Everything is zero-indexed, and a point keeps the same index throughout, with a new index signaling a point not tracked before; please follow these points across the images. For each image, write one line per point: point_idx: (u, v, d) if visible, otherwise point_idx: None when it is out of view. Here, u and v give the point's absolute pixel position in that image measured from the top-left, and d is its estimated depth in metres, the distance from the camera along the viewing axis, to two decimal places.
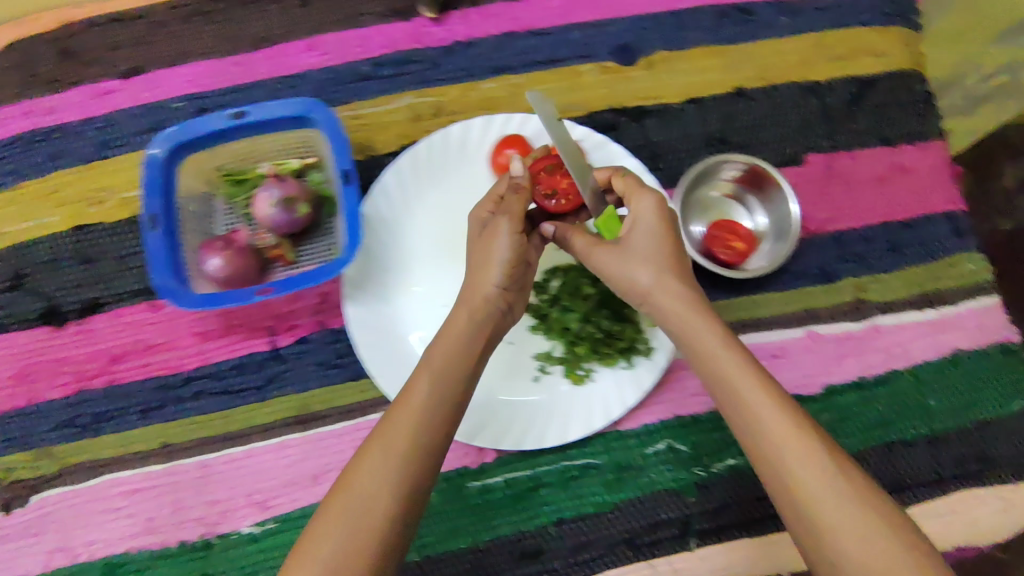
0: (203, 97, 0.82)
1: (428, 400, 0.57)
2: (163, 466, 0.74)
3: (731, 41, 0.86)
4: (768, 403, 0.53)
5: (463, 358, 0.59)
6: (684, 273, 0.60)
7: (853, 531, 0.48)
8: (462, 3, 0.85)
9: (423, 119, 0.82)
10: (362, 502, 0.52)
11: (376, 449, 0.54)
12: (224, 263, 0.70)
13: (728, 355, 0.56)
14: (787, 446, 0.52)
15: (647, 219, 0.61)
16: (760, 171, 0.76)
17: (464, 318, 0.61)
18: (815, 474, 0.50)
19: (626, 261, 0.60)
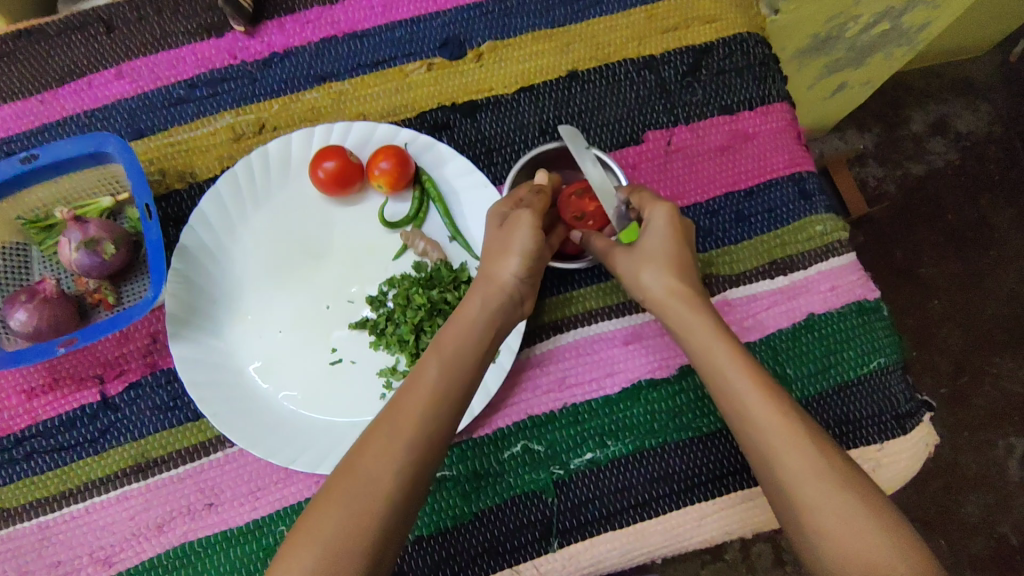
0: (9, 141, 0.79)
1: (438, 388, 0.59)
2: (3, 532, 0.68)
3: (560, 23, 0.84)
4: (751, 383, 0.60)
5: (468, 349, 0.62)
6: (687, 273, 0.67)
7: (820, 493, 0.55)
8: (276, 12, 0.82)
9: (245, 138, 0.78)
10: (367, 485, 0.54)
11: (382, 436, 0.57)
12: (31, 316, 0.66)
13: (724, 344, 0.63)
14: (765, 419, 0.59)
15: (659, 227, 0.67)
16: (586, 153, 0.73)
17: (475, 309, 0.64)
18: (791, 446, 0.57)
19: (634, 263, 0.67)
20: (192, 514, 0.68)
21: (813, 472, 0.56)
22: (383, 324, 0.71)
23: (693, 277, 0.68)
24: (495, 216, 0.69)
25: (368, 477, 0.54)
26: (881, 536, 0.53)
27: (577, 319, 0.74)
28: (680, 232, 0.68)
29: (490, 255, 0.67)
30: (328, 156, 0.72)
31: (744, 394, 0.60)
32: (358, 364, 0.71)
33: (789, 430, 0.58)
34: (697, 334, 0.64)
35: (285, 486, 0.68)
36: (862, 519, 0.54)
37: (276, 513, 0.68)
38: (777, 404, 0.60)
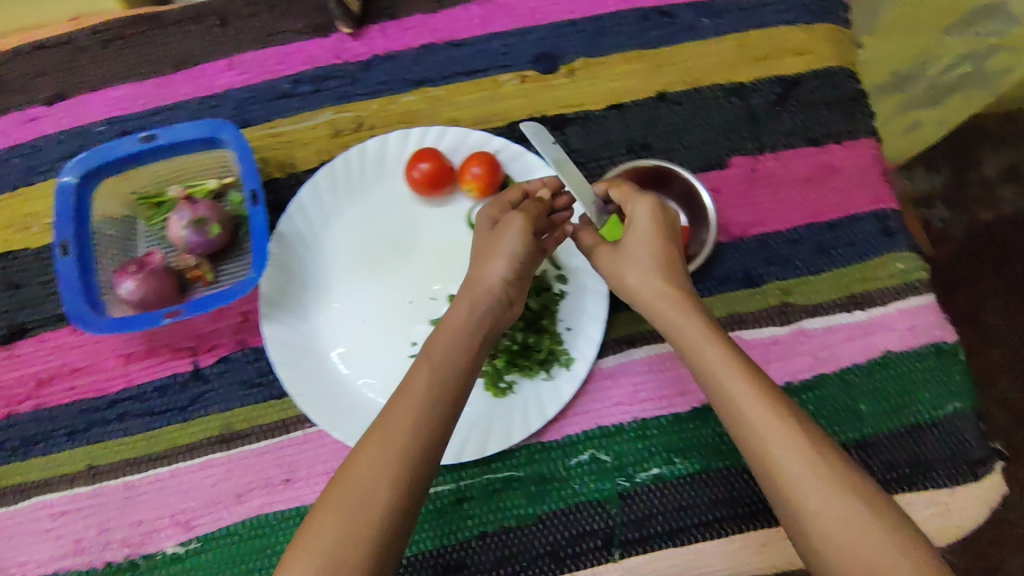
0: (123, 120, 0.83)
1: (430, 393, 0.57)
2: (89, 488, 0.71)
3: (652, 44, 0.85)
4: (745, 382, 0.57)
5: (459, 351, 0.60)
6: (673, 273, 0.64)
7: (818, 492, 0.52)
8: (381, 16, 0.85)
9: (343, 134, 0.82)
10: (363, 495, 0.51)
11: (375, 444, 0.54)
12: (138, 286, 0.70)
13: (715, 349, 0.59)
14: (757, 421, 0.55)
15: (642, 225, 0.66)
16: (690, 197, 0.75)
17: (463, 314, 0.62)
18: (783, 445, 0.54)
19: (619, 264, 0.66)
20: (269, 488, 0.71)
21: (808, 471, 0.53)
22: None
23: (682, 277, 0.65)
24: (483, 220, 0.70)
25: (364, 487, 0.52)
26: (885, 540, 0.50)
27: (652, 336, 0.75)
28: (665, 229, 0.66)
29: (481, 259, 0.66)
30: (420, 158, 0.75)
31: (738, 394, 0.57)
32: None
33: (779, 429, 0.55)
34: (686, 335, 0.61)
35: None
36: (869, 525, 0.50)
37: None
38: (769, 401, 0.56)
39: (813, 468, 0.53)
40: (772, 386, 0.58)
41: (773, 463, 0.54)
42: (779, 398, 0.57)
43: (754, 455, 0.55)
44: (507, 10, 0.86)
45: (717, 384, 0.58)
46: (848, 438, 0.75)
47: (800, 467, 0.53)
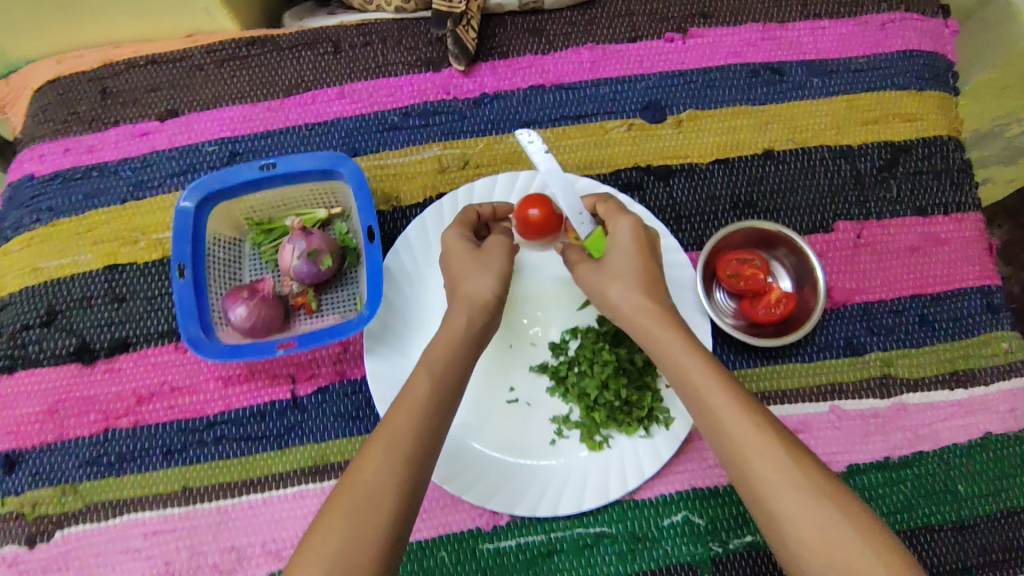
0: (234, 141, 0.84)
1: (433, 400, 0.57)
2: (183, 509, 0.72)
3: (761, 100, 0.85)
4: (724, 395, 0.57)
5: (458, 355, 0.61)
6: (652, 285, 0.63)
7: (801, 503, 0.52)
8: (491, 54, 0.86)
9: (450, 171, 0.83)
10: (370, 496, 0.52)
11: (380, 449, 0.54)
12: (249, 314, 0.71)
13: (694, 362, 0.59)
14: (737, 433, 0.55)
15: (623, 240, 0.64)
16: (811, 284, 0.74)
17: (462, 318, 0.63)
18: (763, 455, 0.54)
19: (600, 280, 0.64)
20: None
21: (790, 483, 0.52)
22: (565, 372, 0.73)
23: (663, 291, 0.64)
24: (459, 237, 0.69)
25: (370, 493, 0.52)
26: (866, 553, 0.49)
27: None
28: (648, 244, 0.66)
29: (471, 277, 0.65)
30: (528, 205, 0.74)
31: (720, 407, 0.56)
32: (535, 407, 0.74)
33: (757, 441, 0.54)
34: (668, 348, 0.60)
35: (450, 512, 0.71)
36: (852, 537, 0.50)
37: (439, 537, 0.71)
38: (750, 413, 0.56)
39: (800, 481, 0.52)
40: (750, 398, 0.58)
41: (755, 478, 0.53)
42: (759, 409, 0.57)
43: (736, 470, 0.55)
44: (617, 56, 0.86)
45: (697, 397, 0.58)
46: (913, 526, 0.73)
47: (785, 478, 0.53)
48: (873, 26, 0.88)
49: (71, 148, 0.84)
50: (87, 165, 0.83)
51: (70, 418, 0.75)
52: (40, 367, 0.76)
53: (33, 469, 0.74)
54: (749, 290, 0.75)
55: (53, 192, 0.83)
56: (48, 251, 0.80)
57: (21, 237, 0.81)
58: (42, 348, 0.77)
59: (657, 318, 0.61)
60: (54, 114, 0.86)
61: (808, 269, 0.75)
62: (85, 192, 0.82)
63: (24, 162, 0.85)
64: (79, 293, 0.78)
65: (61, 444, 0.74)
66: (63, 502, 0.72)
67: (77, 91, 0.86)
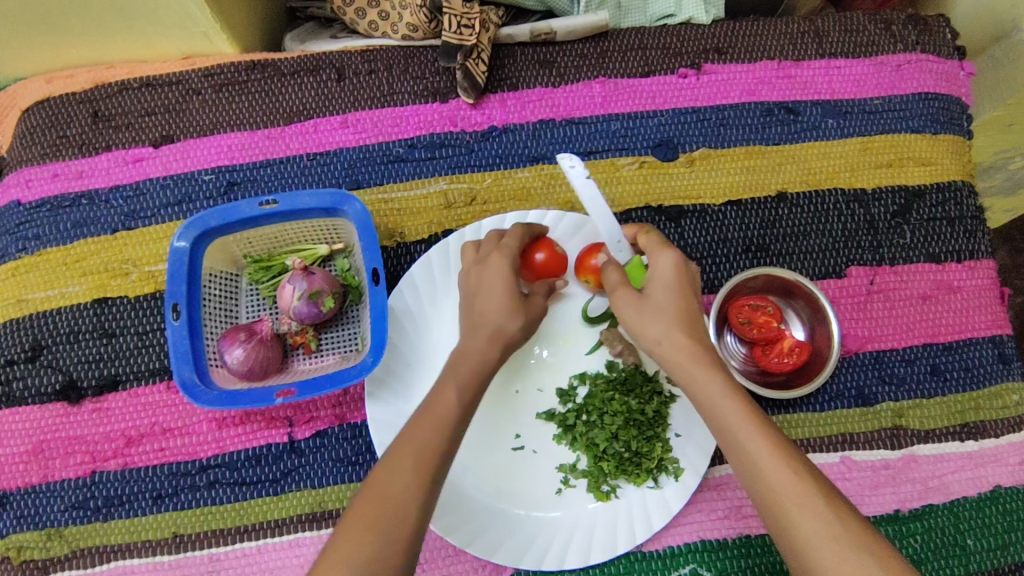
0: (232, 170, 0.81)
1: (460, 414, 0.53)
2: (173, 557, 0.69)
3: (774, 141, 0.84)
4: (763, 439, 0.54)
5: (485, 375, 0.56)
6: (693, 318, 0.59)
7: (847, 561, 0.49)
8: (500, 86, 0.84)
9: (456, 207, 0.80)
10: (397, 510, 0.49)
11: (404, 469, 0.51)
12: (247, 355, 0.68)
13: (732, 403, 0.55)
14: (779, 483, 0.52)
15: (667, 276, 0.59)
16: (824, 339, 0.74)
17: (483, 345, 0.56)
18: (806, 510, 0.51)
19: (639, 315, 0.58)
20: None
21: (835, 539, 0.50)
22: (573, 420, 0.71)
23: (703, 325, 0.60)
24: (496, 269, 0.60)
25: (392, 516, 0.49)
26: None
27: None
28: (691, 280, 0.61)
29: (495, 306, 0.58)
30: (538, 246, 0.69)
31: (762, 455, 0.53)
32: (540, 454, 0.72)
33: (800, 493, 0.52)
34: (705, 387, 0.56)
35: (452, 564, 0.69)
36: None
37: None
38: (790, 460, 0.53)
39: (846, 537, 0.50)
40: (791, 443, 0.55)
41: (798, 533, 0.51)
42: (799, 456, 0.54)
43: (776, 522, 0.52)
44: (630, 91, 0.84)
45: (733, 441, 0.55)
46: None
47: (830, 533, 0.50)
48: (888, 66, 0.87)
49: (60, 173, 0.81)
50: (77, 192, 0.80)
51: (54, 460, 0.72)
52: (23, 405, 0.73)
53: (15, 513, 0.71)
54: (762, 340, 0.74)
55: (39, 219, 0.79)
56: (34, 282, 0.77)
57: (5, 266, 0.78)
58: (26, 385, 0.73)
59: (698, 358, 0.57)
60: (42, 137, 0.82)
61: (823, 324, 0.74)
62: (74, 220, 0.79)
63: (9, 187, 0.81)
64: (65, 328, 0.75)
65: (46, 487, 0.71)
66: (48, 547, 0.70)
67: (68, 114, 0.83)
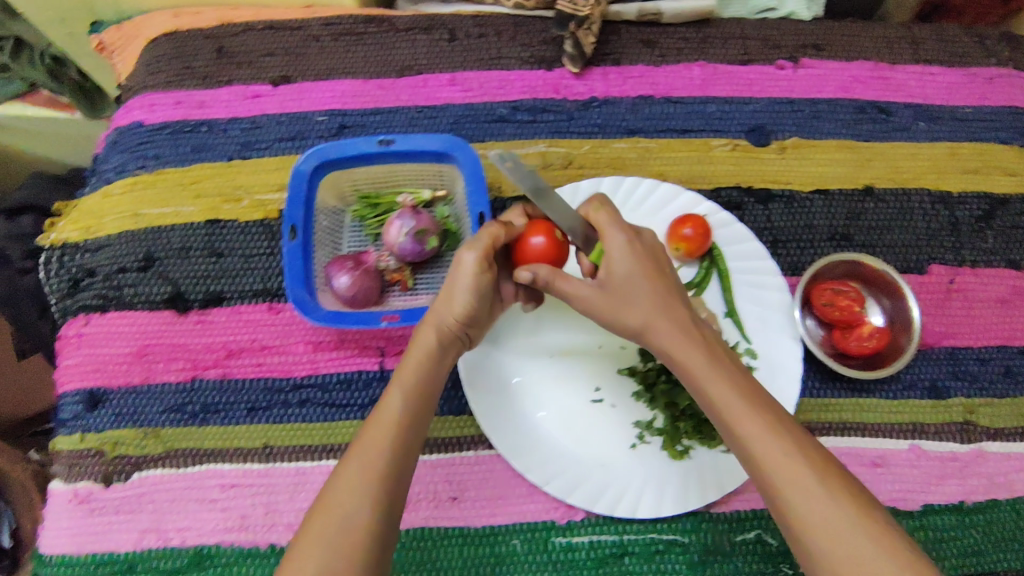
0: (344, 114, 0.84)
1: (404, 417, 0.61)
2: (263, 466, 0.72)
3: (865, 137, 0.86)
4: (748, 416, 0.58)
5: (430, 362, 0.64)
6: (671, 302, 0.64)
7: (835, 532, 0.54)
8: (604, 61, 0.87)
9: (553, 169, 0.84)
10: (345, 518, 0.56)
11: (352, 472, 0.58)
12: (352, 283, 0.72)
13: (716, 382, 0.60)
14: (769, 461, 0.57)
15: (621, 259, 0.63)
16: (904, 325, 0.76)
17: (430, 334, 0.64)
18: (794, 482, 0.56)
19: (610, 304, 0.64)
20: (436, 502, 0.73)
21: (825, 512, 0.54)
22: (654, 379, 0.74)
23: (682, 306, 0.64)
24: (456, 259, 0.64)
25: (344, 516, 0.56)
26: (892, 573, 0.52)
27: (832, 427, 0.76)
28: (657, 259, 0.65)
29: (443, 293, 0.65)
30: (532, 232, 0.67)
31: (750, 434, 0.58)
32: (619, 409, 0.74)
33: (790, 471, 0.56)
34: (692, 367, 0.61)
35: (526, 502, 0.73)
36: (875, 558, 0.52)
37: (512, 526, 0.72)
38: (775, 432, 0.58)
39: (835, 511, 0.54)
40: (782, 418, 0.60)
41: (790, 508, 0.55)
42: (789, 432, 0.59)
43: (771, 497, 0.57)
44: (728, 77, 0.87)
45: (720, 419, 0.60)
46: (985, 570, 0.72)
47: (822, 508, 0.55)
48: (980, 78, 0.90)
49: (182, 101, 0.85)
50: (197, 120, 0.84)
51: (157, 364, 0.75)
52: (132, 310, 0.77)
53: (115, 410, 0.74)
54: (843, 322, 0.76)
55: (159, 141, 0.83)
56: (151, 198, 0.81)
57: (125, 181, 0.82)
58: (137, 292, 0.77)
59: (679, 341, 0.62)
60: (168, 65, 0.86)
61: (902, 311, 0.76)
62: (193, 145, 0.83)
63: (133, 109, 0.85)
64: (177, 243, 0.79)
65: (146, 388, 0.75)
66: (143, 445, 0.73)
67: (193, 47, 0.87)
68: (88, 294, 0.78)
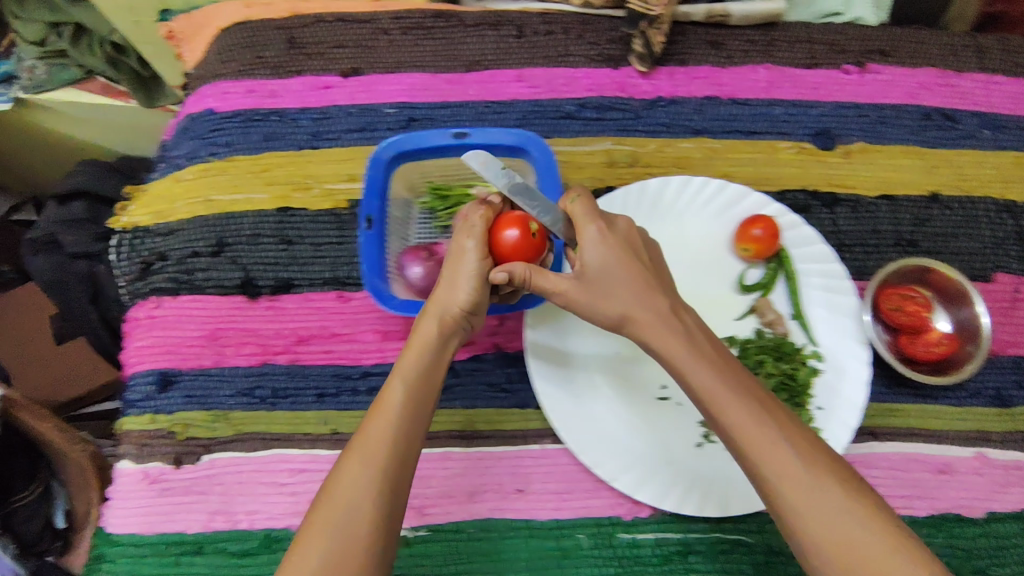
0: (413, 107, 0.85)
1: (404, 409, 0.61)
2: (332, 452, 0.73)
3: (931, 144, 0.87)
4: (735, 407, 0.59)
5: (430, 353, 0.64)
6: (652, 292, 0.64)
7: (830, 522, 0.54)
8: (671, 61, 0.87)
9: (619, 166, 0.84)
10: (348, 512, 0.56)
11: (354, 464, 0.58)
12: (424, 273, 0.72)
13: (699, 373, 0.61)
14: (758, 452, 0.57)
15: (597, 250, 0.64)
16: (974, 332, 0.75)
17: (432, 327, 0.64)
18: (784, 474, 0.56)
19: (591, 296, 0.64)
20: (502, 494, 0.73)
21: (817, 503, 0.55)
22: None
23: (664, 297, 0.64)
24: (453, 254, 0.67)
25: (347, 507, 0.56)
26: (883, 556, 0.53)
27: (898, 433, 0.77)
28: (641, 251, 0.66)
29: (441, 287, 0.66)
30: (506, 224, 0.66)
31: (740, 424, 0.58)
32: (685, 408, 0.75)
33: (781, 461, 0.56)
34: (677, 360, 0.62)
35: (591, 497, 0.74)
36: (866, 543, 0.53)
37: (577, 520, 0.73)
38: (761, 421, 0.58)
39: (829, 501, 0.55)
40: (772, 408, 0.60)
41: (781, 499, 0.56)
42: (782, 422, 0.59)
43: (761, 487, 0.58)
44: (795, 80, 0.87)
45: (707, 410, 0.60)
46: None
47: (814, 499, 0.55)
48: None
49: (254, 90, 0.85)
50: (268, 109, 0.85)
51: (228, 347, 0.76)
52: (204, 294, 0.78)
53: (186, 392, 0.75)
54: (910, 326, 0.76)
55: (230, 129, 0.84)
56: (222, 185, 0.82)
57: (196, 167, 0.83)
58: (209, 277, 0.78)
59: (664, 333, 0.63)
60: (239, 55, 0.87)
61: (973, 318, 0.76)
62: (263, 134, 0.84)
63: (205, 97, 0.86)
64: (248, 230, 0.80)
65: (218, 371, 0.76)
66: (213, 428, 0.74)
67: (264, 38, 0.88)
68: (159, 278, 0.79)
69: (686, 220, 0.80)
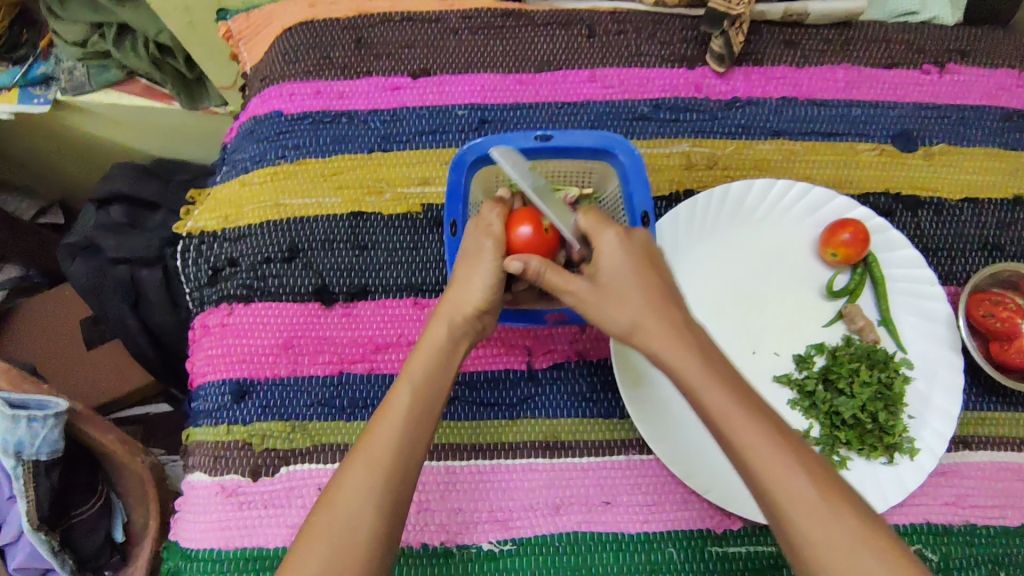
0: (485, 109, 0.83)
1: (411, 413, 0.59)
2: None
3: (1012, 146, 0.85)
4: (751, 426, 0.54)
5: (440, 356, 0.62)
6: (666, 301, 0.59)
7: (842, 553, 0.50)
8: (747, 61, 0.86)
9: (697, 169, 0.82)
10: (348, 519, 0.54)
11: (357, 467, 0.56)
12: None
13: (715, 389, 0.55)
14: (768, 474, 0.52)
15: (613, 252, 0.61)
16: None
17: (441, 332, 0.62)
18: (800, 502, 0.51)
19: (600, 301, 0.60)
20: (589, 507, 0.71)
21: (830, 532, 0.50)
22: (814, 386, 0.72)
23: (678, 309, 0.60)
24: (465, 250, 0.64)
25: (348, 513, 0.55)
26: None
27: (989, 442, 0.76)
28: (648, 262, 0.61)
29: (452, 288, 0.63)
30: (519, 221, 0.65)
31: (748, 445, 0.53)
32: None
33: (792, 487, 0.52)
34: (686, 375, 0.56)
35: (680, 509, 0.71)
36: None
37: (666, 533, 0.71)
38: (779, 444, 0.53)
39: (842, 532, 0.50)
40: (788, 434, 0.55)
41: (792, 526, 0.51)
42: (796, 447, 0.54)
43: (768, 510, 0.53)
44: (872, 80, 0.86)
45: (717, 429, 0.55)
46: None
47: (826, 527, 0.50)
48: None
49: (322, 91, 0.84)
50: (336, 110, 0.83)
51: (304, 356, 0.74)
52: (278, 301, 0.76)
53: (261, 402, 0.73)
54: (1006, 331, 0.74)
55: (299, 131, 0.82)
56: (292, 189, 0.80)
57: (264, 171, 0.81)
58: (283, 284, 0.77)
59: (672, 346, 0.57)
60: (304, 55, 0.85)
61: None
62: (332, 137, 0.82)
63: (271, 98, 0.84)
64: (321, 235, 0.78)
65: (293, 380, 0.74)
66: (290, 439, 0.72)
67: (330, 37, 0.86)
68: (231, 285, 0.77)
69: (768, 224, 0.78)
